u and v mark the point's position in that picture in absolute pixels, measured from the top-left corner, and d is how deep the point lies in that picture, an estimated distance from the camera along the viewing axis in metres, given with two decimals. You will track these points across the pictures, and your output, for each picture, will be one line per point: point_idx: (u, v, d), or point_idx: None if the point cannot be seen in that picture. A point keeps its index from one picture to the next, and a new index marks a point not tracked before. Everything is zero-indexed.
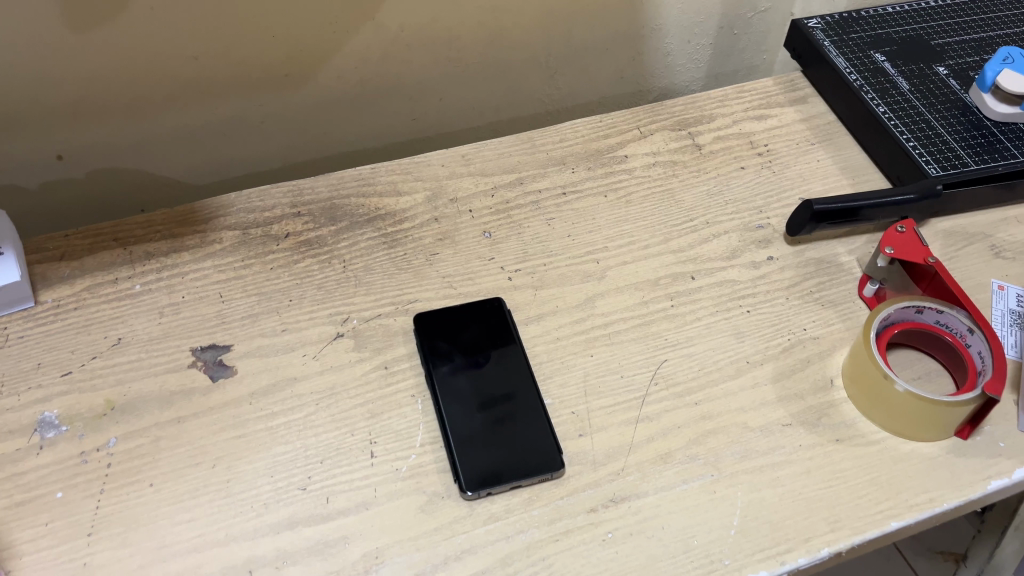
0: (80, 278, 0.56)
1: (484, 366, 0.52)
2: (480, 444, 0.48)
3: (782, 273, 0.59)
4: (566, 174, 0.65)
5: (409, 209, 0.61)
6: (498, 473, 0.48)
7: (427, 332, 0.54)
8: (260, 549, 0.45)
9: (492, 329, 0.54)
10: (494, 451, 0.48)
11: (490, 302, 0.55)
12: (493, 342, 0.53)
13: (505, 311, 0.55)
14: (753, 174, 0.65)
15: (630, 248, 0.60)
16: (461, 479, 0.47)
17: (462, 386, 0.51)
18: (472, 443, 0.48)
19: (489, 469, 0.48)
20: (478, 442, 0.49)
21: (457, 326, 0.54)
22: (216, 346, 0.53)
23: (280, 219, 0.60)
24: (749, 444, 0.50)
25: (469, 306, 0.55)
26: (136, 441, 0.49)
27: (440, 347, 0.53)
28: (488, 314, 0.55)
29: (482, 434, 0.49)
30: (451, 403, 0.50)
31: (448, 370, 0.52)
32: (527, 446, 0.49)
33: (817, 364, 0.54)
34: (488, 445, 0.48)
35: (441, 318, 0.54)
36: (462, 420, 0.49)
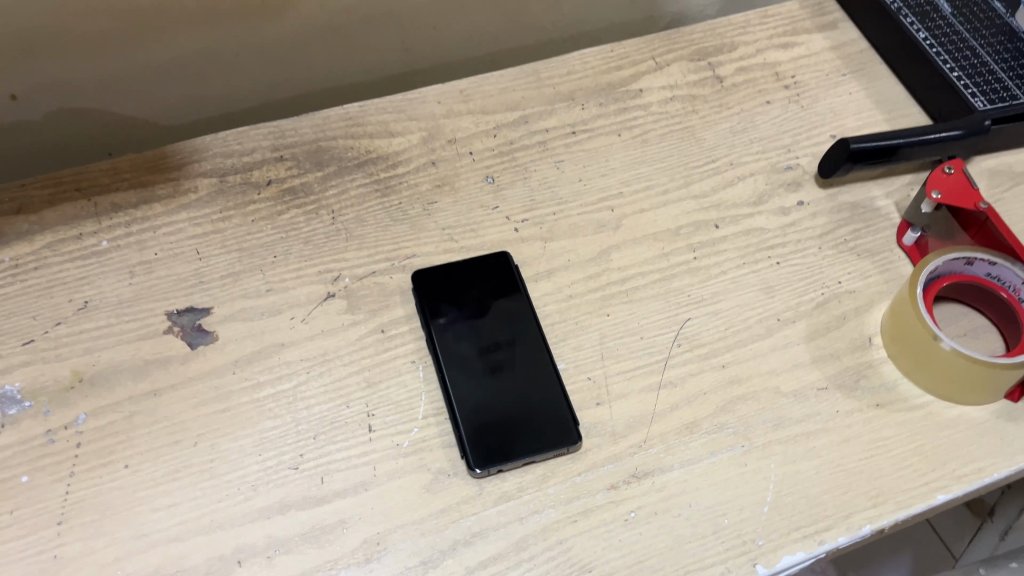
0: (39, 234, 0.50)
1: (491, 329, 0.47)
2: (488, 417, 0.44)
3: (813, 219, 0.54)
4: (575, 112, 0.59)
5: (403, 153, 0.56)
6: (508, 449, 0.43)
7: (427, 292, 0.49)
8: (250, 536, 0.41)
9: (498, 287, 0.49)
10: (504, 423, 0.44)
11: (495, 257, 0.50)
12: (500, 302, 0.49)
13: (512, 266, 0.50)
14: (780, 110, 0.60)
15: (647, 194, 0.55)
16: (469, 456, 0.43)
17: (467, 351, 0.46)
18: (479, 416, 0.44)
19: (499, 444, 0.43)
20: (486, 414, 0.44)
21: (459, 284, 0.49)
22: (194, 308, 0.48)
23: (261, 165, 0.54)
24: (782, 411, 0.46)
25: (472, 261, 0.50)
26: (109, 418, 0.44)
27: (442, 308, 0.48)
28: (493, 271, 0.50)
29: (490, 405, 0.44)
30: (456, 371, 0.46)
31: (451, 333, 0.47)
32: (540, 417, 0.44)
33: (854, 321, 0.50)
34: (497, 417, 0.44)
35: (442, 275, 0.49)
36: (467, 390, 0.45)
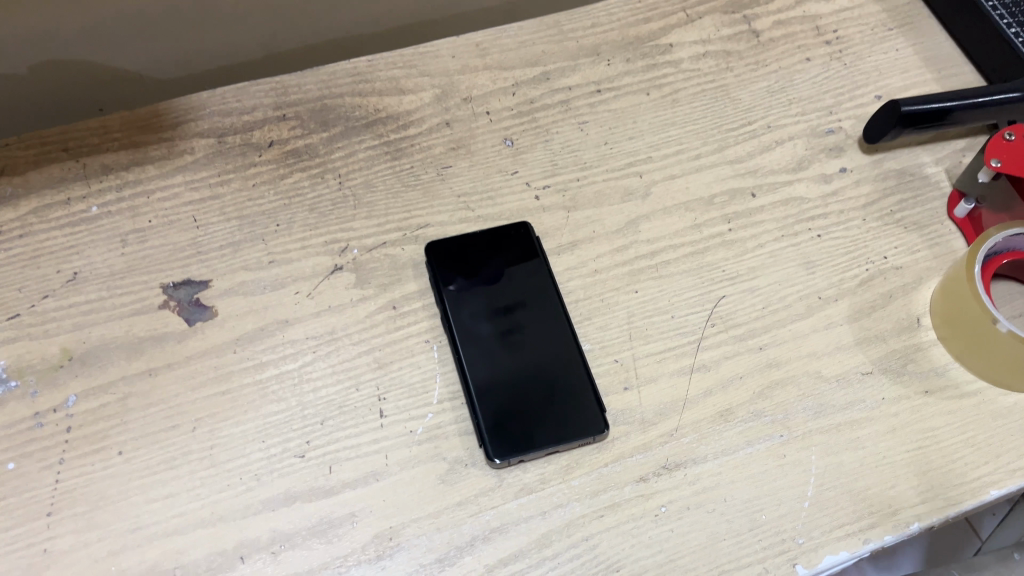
0: (25, 198, 0.47)
1: (511, 306, 0.44)
2: (508, 402, 0.41)
3: (857, 188, 0.50)
4: (599, 68, 0.54)
5: (415, 112, 0.52)
6: (530, 438, 0.40)
7: (441, 265, 0.45)
8: (253, 530, 0.38)
9: (518, 261, 0.46)
10: (524, 410, 0.41)
11: (514, 227, 0.47)
12: (520, 277, 0.45)
13: (533, 238, 0.46)
14: (821, 68, 0.55)
15: (677, 158, 0.51)
16: (487, 445, 0.40)
17: (485, 331, 0.43)
18: (498, 401, 0.41)
19: (519, 433, 0.40)
20: (506, 399, 0.41)
21: (476, 257, 0.46)
22: (192, 281, 0.45)
23: (262, 124, 0.51)
24: (824, 398, 0.43)
25: (489, 232, 0.46)
26: (101, 400, 0.41)
27: (457, 283, 0.44)
28: (513, 243, 0.46)
29: (510, 390, 0.41)
30: (473, 352, 0.42)
31: (467, 311, 0.43)
32: (564, 404, 0.41)
33: (902, 300, 0.46)
34: (518, 403, 0.41)
35: (457, 246, 0.46)
36: (486, 373, 0.42)
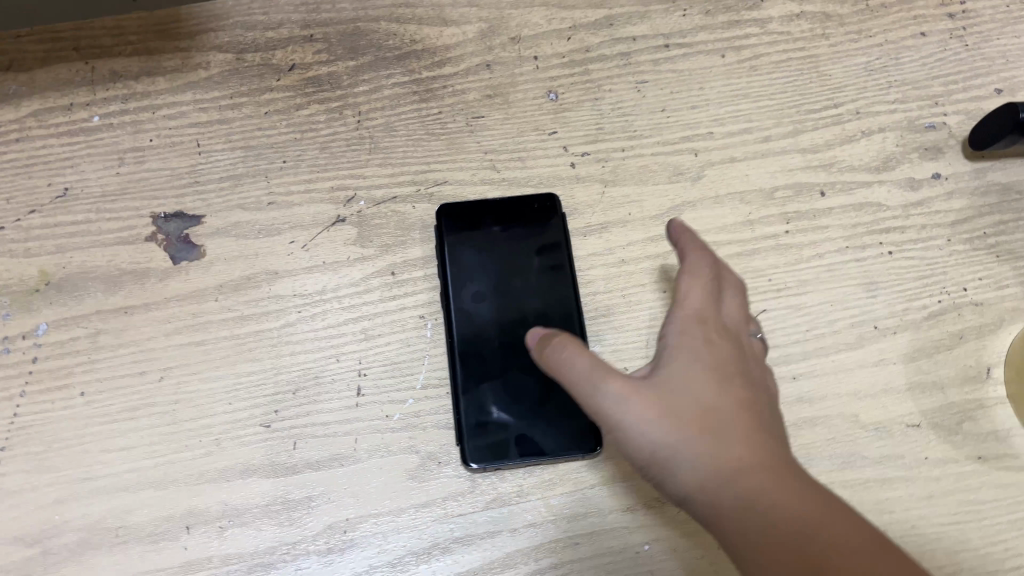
0: (28, 99, 0.44)
1: (518, 294, 0.40)
2: (493, 402, 0.37)
3: (948, 201, 0.43)
4: (673, 18, 0.47)
5: (454, 48, 0.46)
6: (511, 447, 0.36)
7: (452, 234, 0.41)
8: (203, 500, 0.36)
9: (537, 240, 0.41)
10: (511, 414, 0.37)
11: (539, 199, 0.41)
12: (535, 260, 0.40)
13: (559, 215, 0.41)
14: (936, 48, 0.47)
15: (742, 139, 0.44)
16: (462, 447, 0.36)
17: (484, 317, 0.39)
18: (483, 400, 0.37)
19: (501, 438, 0.36)
20: (492, 398, 0.37)
21: (490, 230, 0.41)
22: (182, 214, 0.41)
23: (286, 43, 0.46)
24: (855, 447, 0.37)
25: (511, 202, 0.41)
26: (71, 334, 0.39)
27: (464, 257, 0.40)
28: (534, 218, 0.41)
29: (500, 389, 0.37)
30: (466, 339, 0.38)
31: (471, 292, 0.39)
32: (557, 413, 0.37)
33: (974, 344, 0.39)
34: (504, 405, 0.37)
35: (471, 213, 0.41)
36: (476, 365, 0.38)
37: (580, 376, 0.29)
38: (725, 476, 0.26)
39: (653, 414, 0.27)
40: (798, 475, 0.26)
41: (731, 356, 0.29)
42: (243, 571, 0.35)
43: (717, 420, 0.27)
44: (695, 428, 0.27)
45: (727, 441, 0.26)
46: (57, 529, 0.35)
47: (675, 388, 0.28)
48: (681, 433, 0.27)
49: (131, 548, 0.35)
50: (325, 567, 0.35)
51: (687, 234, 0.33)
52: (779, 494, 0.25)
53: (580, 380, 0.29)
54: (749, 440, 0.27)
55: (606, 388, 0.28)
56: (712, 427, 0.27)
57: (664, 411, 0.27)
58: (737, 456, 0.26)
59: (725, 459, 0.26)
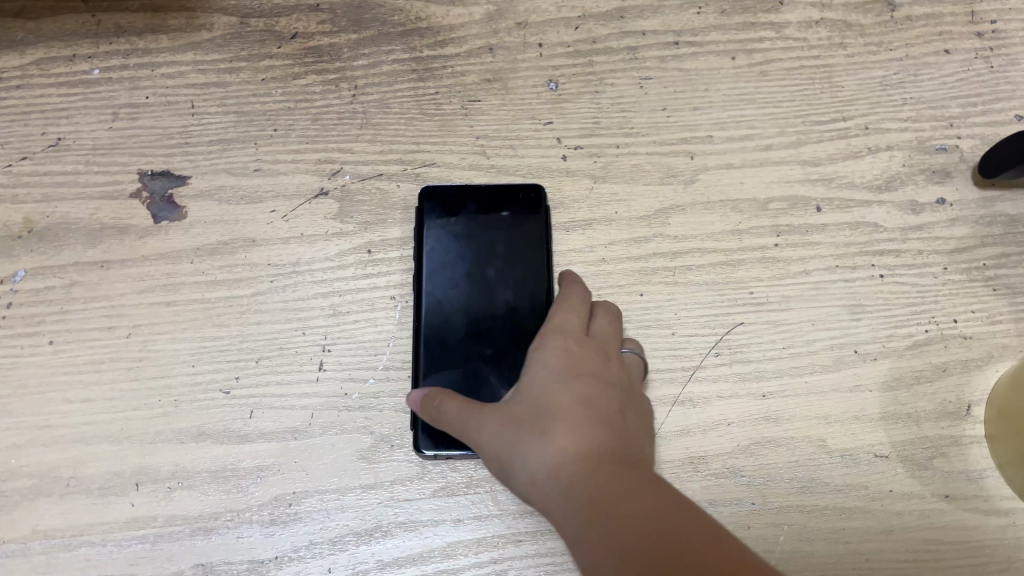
0: (32, 46, 0.44)
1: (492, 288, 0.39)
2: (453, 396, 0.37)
3: (950, 228, 0.41)
4: (686, 15, 0.46)
5: (458, 29, 0.45)
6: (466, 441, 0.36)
7: (431, 217, 0.40)
8: (155, 458, 0.36)
9: (518, 234, 0.40)
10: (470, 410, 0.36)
11: (526, 189, 0.41)
12: (513, 254, 0.39)
13: (544, 209, 0.40)
14: (959, 67, 0.45)
15: (741, 145, 0.43)
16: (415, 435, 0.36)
17: (453, 309, 0.38)
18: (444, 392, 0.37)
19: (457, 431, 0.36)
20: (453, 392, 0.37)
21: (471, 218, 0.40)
22: (169, 174, 0.42)
23: (291, 10, 0.45)
24: (817, 472, 0.36)
25: (498, 189, 0.41)
26: (47, 282, 0.39)
27: (441, 246, 0.40)
28: (518, 210, 0.40)
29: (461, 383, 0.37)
30: (433, 329, 0.38)
31: (444, 279, 0.39)
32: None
33: (957, 379, 0.38)
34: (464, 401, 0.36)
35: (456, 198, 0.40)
36: (439, 358, 0.37)
37: (451, 409, 0.31)
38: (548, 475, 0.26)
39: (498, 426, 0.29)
40: (624, 465, 0.26)
41: (586, 366, 0.30)
42: (186, 533, 0.35)
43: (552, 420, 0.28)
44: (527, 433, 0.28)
45: (559, 438, 0.27)
46: (11, 474, 0.36)
47: (520, 403, 0.29)
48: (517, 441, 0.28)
49: (80, 499, 0.35)
50: (266, 537, 0.35)
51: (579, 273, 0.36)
52: (595, 482, 0.25)
53: (451, 414, 0.31)
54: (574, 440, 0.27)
55: (469, 417, 0.30)
56: (548, 428, 0.28)
57: (512, 424, 0.29)
58: (568, 451, 0.27)
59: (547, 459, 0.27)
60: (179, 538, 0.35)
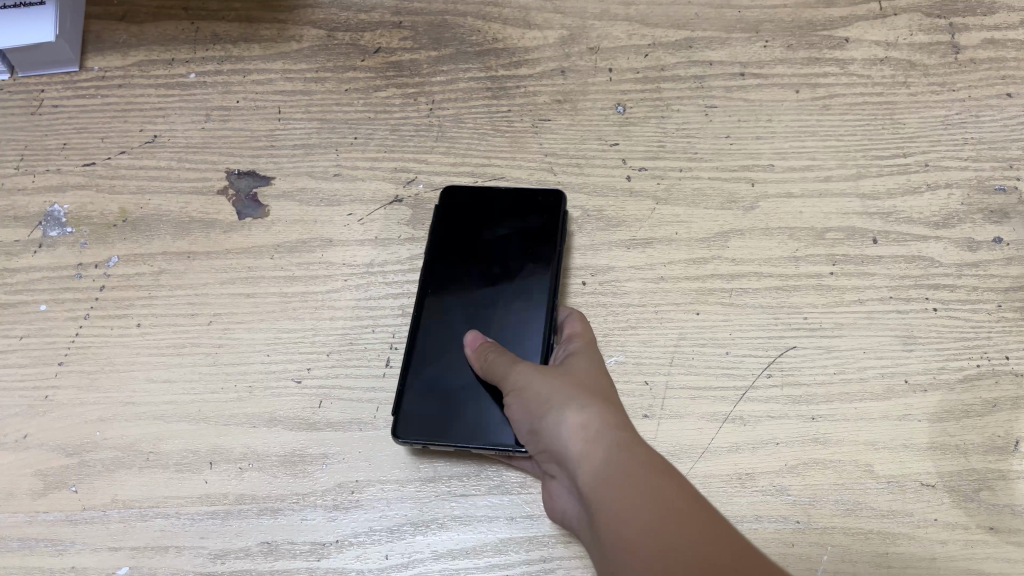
0: (134, 48, 0.47)
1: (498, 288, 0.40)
2: (444, 394, 0.38)
3: (1006, 266, 0.42)
4: (753, 48, 0.47)
5: (533, 51, 0.47)
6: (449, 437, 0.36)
7: (445, 210, 0.42)
8: (227, 439, 0.38)
9: (532, 235, 0.41)
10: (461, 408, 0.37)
11: (547, 192, 0.42)
12: (522, 256, 0.40)
13: (561, 212, 0.41)
14: (1021, 111, 0.45)
15: (801, 175, 0.44)
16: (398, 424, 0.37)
17: (454, 308, 0.39)
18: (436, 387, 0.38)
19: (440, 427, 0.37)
20: (445, 390, 0.37)
21: (486, 218, 0.42)
22: (254, 174, 0.44)
23: (375, 27, 0.48)
24: (864, 496, 0.37)
25: (518, 193, 0.42)
26: (138, 269, 0.42)
27: (450, 246, 0.41)
28: (536, 210, 0.41)
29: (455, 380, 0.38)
30: (432, 328, 0.39)
31: (450, 273, 0.40)
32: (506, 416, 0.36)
33: (1008, 414, 0.39)
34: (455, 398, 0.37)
35: (472, 197, 0.42)
36: (437, 354, 0.38)
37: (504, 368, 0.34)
38: (581, 437, 0.29)
39: (544, 382, 0.32)
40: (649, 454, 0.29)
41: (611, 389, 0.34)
42: (254, 511, 0.37)
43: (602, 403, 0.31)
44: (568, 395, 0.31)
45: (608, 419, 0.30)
46: (95, 444, 0.38)
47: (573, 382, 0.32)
48: (557, 399, 0.31)
49: (158, 473, 0.38)
50: (329, 521, 0.37)
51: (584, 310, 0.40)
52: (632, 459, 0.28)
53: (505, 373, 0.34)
54: (614, 416, 0.30)
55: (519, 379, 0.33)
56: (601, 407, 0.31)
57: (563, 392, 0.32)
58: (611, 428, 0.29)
59: (585, 419, 0.30)
60: (247, 516, 0.37)
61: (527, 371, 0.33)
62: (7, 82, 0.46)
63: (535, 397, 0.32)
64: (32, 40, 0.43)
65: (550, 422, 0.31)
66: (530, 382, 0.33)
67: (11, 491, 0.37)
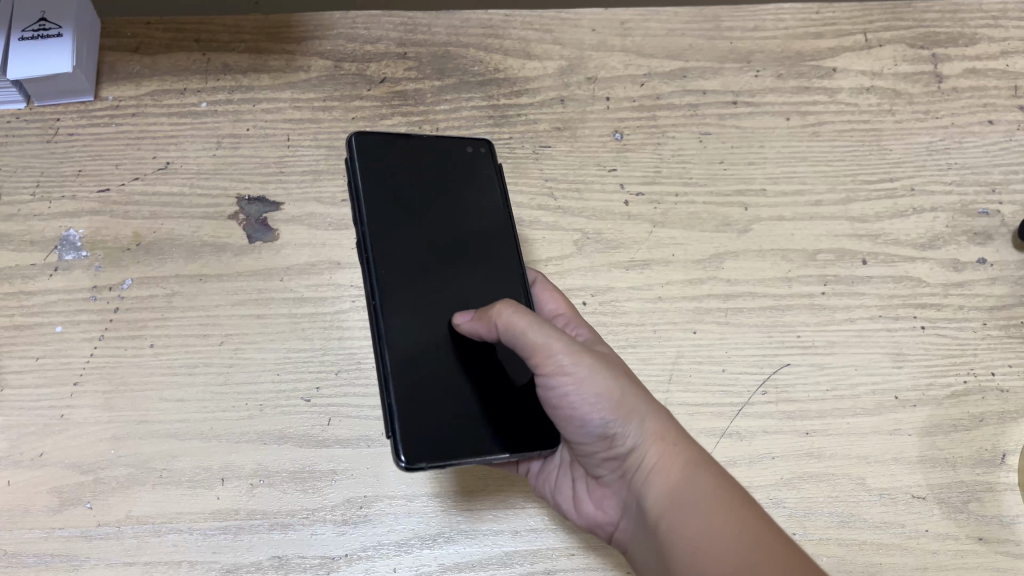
0: (148, 79, 0.48)
1: (455, 250, 0.38)
2: (435, 400, 0.34)
3: (989, 286, 0.44)
4: (745, 78, 0.49)
5: (533, 81, 0.49)
6: (459, 443, 0.34)
7: (374, 175, 0.38)
8: (239, 457, 0.39)
9: (472, 191, 0.40)
10: (452, 403, 0.34)
11: (475, 143, 0.41)
12: (473, 213, 0.39)
13: (493, 169, 0.40)
14: (1002, 137, 0.48)
15: (793, 199, 0.46)
16: (404, 445, 0.33)
17: (415, 280, 0.36)
18: (421, 384, 0.34)
19: (443, 432, 0.34)
20: (432, 385, 0.34)
21: (419, 178, 0.39)
22: (265, 200, 0.45)
23: (381, 57, 0.49)
24: (857, 508, 0.39)
25: (444, 156, 0.40)
26: (151, 291, 0.43)
27: (389, 209, 0.37)
28: (467, 164, 0.40)
29: (436, 369, 0.35)
30: (399, 310, 0.35)
31: (398, 242, 0.37)
32: (501, 393, 0.35)
33: (994, 428, 0.41)
34: (446, 390, 0.34)
35: (398, 157, 0.39)
36: (407, 340, 0.35)
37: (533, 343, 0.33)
38: (661, 446, 0.33)
39: (604, 379, 0.33)
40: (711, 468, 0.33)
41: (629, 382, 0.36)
42: (265, 526, 0.38)
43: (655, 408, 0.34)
44: (636, 398, 0.33)
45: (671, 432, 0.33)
46: (109, 462, 0.39)
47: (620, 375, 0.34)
48: (629, 402, 0.33)
49: (170, 489, 0.38)
50: (338, 535, 0.38)
51: (542, 273, 0.41)
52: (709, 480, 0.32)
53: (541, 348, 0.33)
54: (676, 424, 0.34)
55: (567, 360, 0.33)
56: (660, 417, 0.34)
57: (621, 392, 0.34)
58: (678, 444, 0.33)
59: (659, 428, 0.33)
60: (258, 531, 0.38)
61: (587, 362, 0.33)
62: (21, 111, 0.47)
63: (603, 396, 0.33)
64: (49, 69, 0.45)
65: (628, 427, 0.33)
66: (593, 376, 0.33)
67: (27, 508, 0.38)
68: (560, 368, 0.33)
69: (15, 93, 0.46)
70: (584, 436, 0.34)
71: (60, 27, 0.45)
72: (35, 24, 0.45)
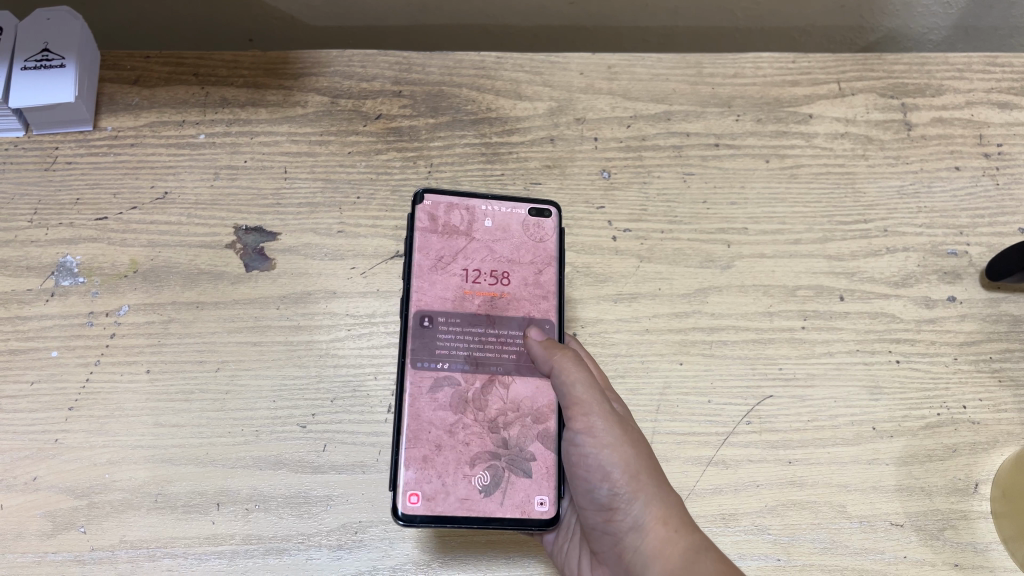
0: (146, 110, 0.49)
1: (496, 318, 0.40)
2: (443, 463, 0.37)
3: (960, 323, 0.46)
4: (726, 121, 0.51)
5: (524, 120, 0.50)
6: (458, 507, 0.37)
7: (430, 233, 0.41)
8: (235, 481, 0.40)
9: (527, 258, 0.42)
10: (458, 467, 0.38)
11: (538, 210, 0.43)
12: (521, 282, 0.41)
13: (550, 237, 0.42)
14: (968, 182, 0.50)
15: (773, 238, 0.48)
16: (404, 504, 0.36)
17: (450, 348, 0.39)
18: (432, 451, 0.38)
19: (444, 497, 0.37)
20: (443, 448, 0.38)
21: (477, 242, 0.41)
22: (262, 229, 0.46)
23: (376, 94, 0.50)
24: (838, 535, 0.40)
25: (504, 221, 0.42)
26: (147, 318, 0.43)
27: (440, 276, 0.40)
28: (527, 229, 0.42)
29: (451, 439, 0.38)
30: (425, 373, 0.39)
31: (440, 301, 0.40)
32: (510, 462, 0.38)
33: (966, 458, 0.43)
34: (455, 456, 0.38)
35: (460, 220, 0.42)
36: (428, 407, 0.38)
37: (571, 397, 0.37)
38: (661, 530, 0.34)
39: (626, 449, 0.36)
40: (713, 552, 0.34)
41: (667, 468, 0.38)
42: (260, 551, 0.38)
43: (676, 492, 0.36)
44: (651, 479, 0.35)
45: (684, 514, 0.35)
46: (104, 486, 0.39)
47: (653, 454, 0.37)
48: (642, 480, 0.35)
49: (165, 514, 0.39)
50: (334, 560, 0.39)
51: (580, 346, 0.43)
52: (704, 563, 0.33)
53: (575, 404, 0.37)
54: (687, 515, 0.35)
55: (595, 421, 0.36)
56: (678, 500, 0.35)
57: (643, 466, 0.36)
58: (683, 526, 0.34)
59: (663, 512, 0.34)
60: (253, 556, 0.38)
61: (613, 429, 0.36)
62: (20, 138, 0.47)
63: (619, 465, 0.35)
64: (51, 100, 0.45)
65: (633, 504, 0.35)
66: (615, 445, 0.36)
67: (20, 531, 0.38)
68: (587, 427, 0.36)
69: (14, 120, 0.46)
70: (593, 502, 0.36)
71: (62, 58, 0.45)
72: (37, 54, 0.45)
